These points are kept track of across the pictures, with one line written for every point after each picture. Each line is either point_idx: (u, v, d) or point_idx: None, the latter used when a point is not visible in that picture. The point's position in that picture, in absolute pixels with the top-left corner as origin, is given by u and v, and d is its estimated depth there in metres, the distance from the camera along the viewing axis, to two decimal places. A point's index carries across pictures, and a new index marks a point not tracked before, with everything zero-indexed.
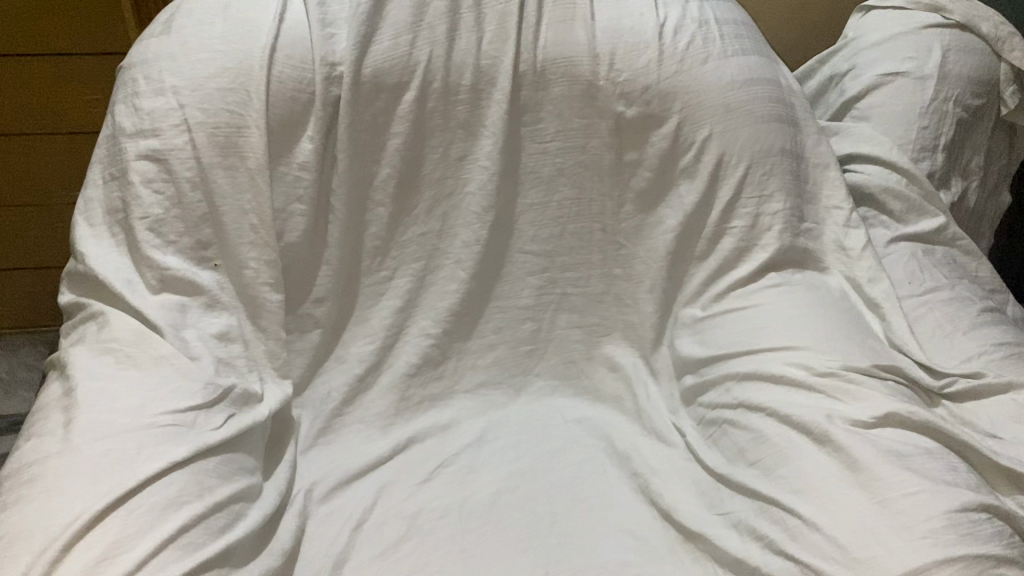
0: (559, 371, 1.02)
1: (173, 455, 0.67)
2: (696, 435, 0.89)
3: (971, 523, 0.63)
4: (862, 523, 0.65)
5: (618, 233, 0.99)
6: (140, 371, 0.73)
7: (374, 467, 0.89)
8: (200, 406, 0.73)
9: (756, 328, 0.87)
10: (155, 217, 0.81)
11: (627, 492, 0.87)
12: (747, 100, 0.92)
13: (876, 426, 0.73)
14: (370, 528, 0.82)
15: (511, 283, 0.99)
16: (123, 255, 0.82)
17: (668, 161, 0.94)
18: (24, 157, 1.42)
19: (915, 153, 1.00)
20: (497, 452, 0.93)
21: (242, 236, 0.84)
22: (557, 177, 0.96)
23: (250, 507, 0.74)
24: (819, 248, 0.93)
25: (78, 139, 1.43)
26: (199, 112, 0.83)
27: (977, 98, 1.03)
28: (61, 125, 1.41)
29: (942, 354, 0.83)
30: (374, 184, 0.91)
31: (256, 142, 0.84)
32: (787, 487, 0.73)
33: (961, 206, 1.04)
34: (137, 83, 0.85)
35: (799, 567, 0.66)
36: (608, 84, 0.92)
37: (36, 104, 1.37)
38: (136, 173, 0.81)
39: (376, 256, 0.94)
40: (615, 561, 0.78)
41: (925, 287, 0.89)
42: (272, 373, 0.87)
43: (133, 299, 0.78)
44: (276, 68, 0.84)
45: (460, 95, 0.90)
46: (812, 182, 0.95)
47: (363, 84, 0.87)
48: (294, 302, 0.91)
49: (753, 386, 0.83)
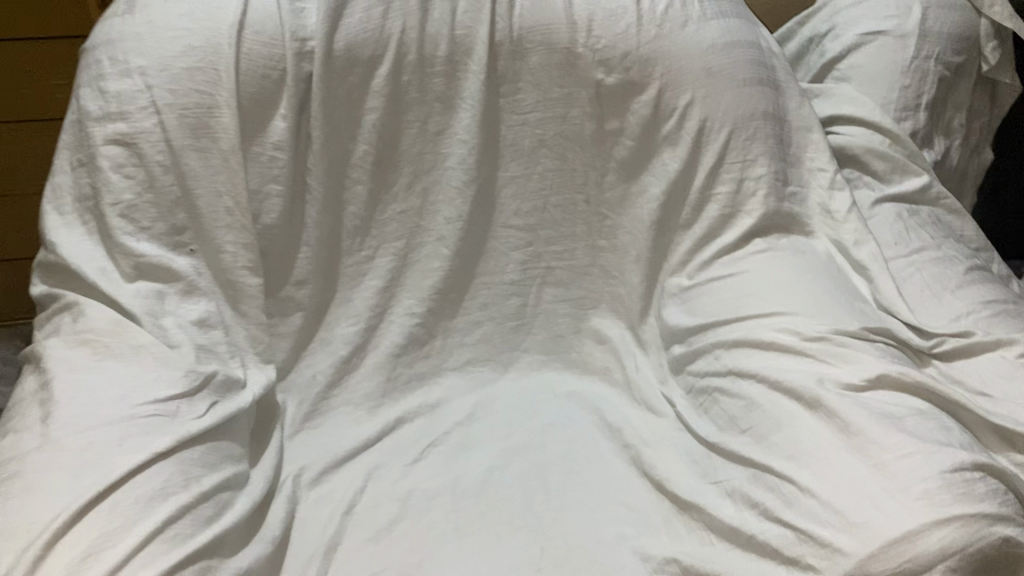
0: (546, 345, 1.01)
1: (157, 445, 0.66)
2: (686, 404, 0.88)
3: (966, 482, 0.63)
4: (857, 486, 0.65)
5: (601, 203, 0.98)
6: (118, 362, 0.72)
7: (362, 450, 0.87)
8: (182, 394, 0.72)
9: (744, 294, 0.86)
10: (127, 202, 0.79)
11: (620, 464, 0.86)
12: (729, 63, 0.91)
13: (868, 389, 0.73)
14: (361, 511, 0.81)
15: (495, 259, 0.98)
16: (96, 243, 0.79)
17: (650, 129, 0.93)
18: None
19: (897, 113, 0.99)
20: (487, 429, 0.92)
21: (218, 220, 0.83)
22: (538, 148, 0.95)
23: (238, 495, 0.73)
24: (804, 212, 0.92)
25: (42, 125, 1.39)
26: (169, 94, 0.80)
27: (959, 55, 1.02)
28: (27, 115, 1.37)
29: (932, 315, 0.82)
30: (351, 161, 0.89)
31: (227, 122, 0.82)
32: (781, 454, 0.72)
33: (944, 164, 1.04)
34: (102, 64, 0.82)
35: (795, 533, 0.65)
36: (587, 52, 0.91)
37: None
38: (106, 157, 0.79)
39: (356, 235, 0.92)
40: (611, 534, 0.78)
41: (911, 247, 0.89)
42: (255, 358, 0.86)
43: (108, 288, 0.76)
44: (246, 44, 0.82)
45: (437, 67, 0.89)
46: (796, 144, 0.94)
47: (336, 59, 0.85)
48: (274, 285, 0.89)
49: (742, 353, 0.83)
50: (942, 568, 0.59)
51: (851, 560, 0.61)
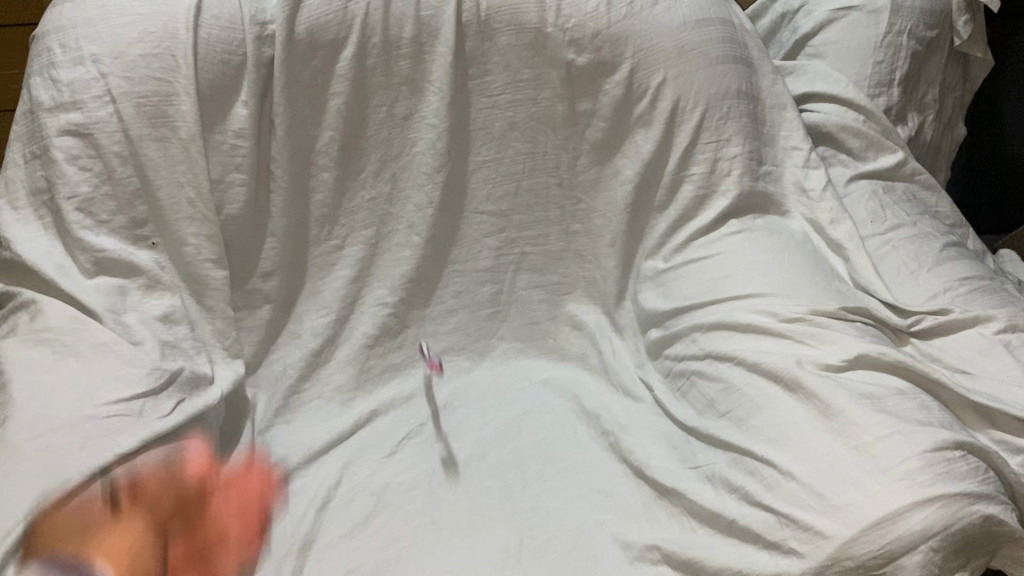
0: (522, 332, 0.99)
1: (120, 447, 0.63)
2: (664, 388, 0.87)
3: (947, 462, 0.62)
4: (838, 468, 0.64)
5: (574, 186, 0.96)
6: (78, 361, 0.69)
7: (336, 444, 0.86)
8: (147, 393, 0.69)
9: (721, 276, 0.85)
10: (84, 195, 0.76)
11: (599, 451, 0.85)
12: (701, 41, 0.89)
13: (846, 369, 0.72)
14: (337, 507, 0.79)
15: (468, 245, 0.96)
16: (52, 239, 0.77)
17: (622, 110, 0.91)
18: None
19: (871, 90, 0.98)
20: (463, 419, 0.90)
21: (180, 211, 0.80)
22: (509, 131, 0.93)
23: (208, 494, 0.71)
24: (779, 191, 0.91)
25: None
26: (124, 81, 0.77)
27: (931, 30, 1.01)
28: None
29: (908, 293, 0.82)
30: (318, 148, 0.87)
31: (187, 110, 0.78)
32: (761, 437, 0.71)
33: (917, 140, 1.04)
34: (54, 52, 0.78)
35: (776, 517, 0.64)
36: (555, 31, 0.89)
37: None
38: (60, 149, 0.75)
39: (325, 224, 0.90)
40: (591, 522, 0.77)
41: (887, 225, 0.88)
42: (222, 354, 0.83)
43: (67, 285, 0.73)
44: (203, 29, 0.79)
45: (401, 50, 0.86)
46: (769, 123, 0.93)
47: (298, 43, 0.82)
48: (241, 277, 0.87)
49: (720, 336, 0.82)
50: (924, 548, 0.59)
51: (835, 543, 0.60)
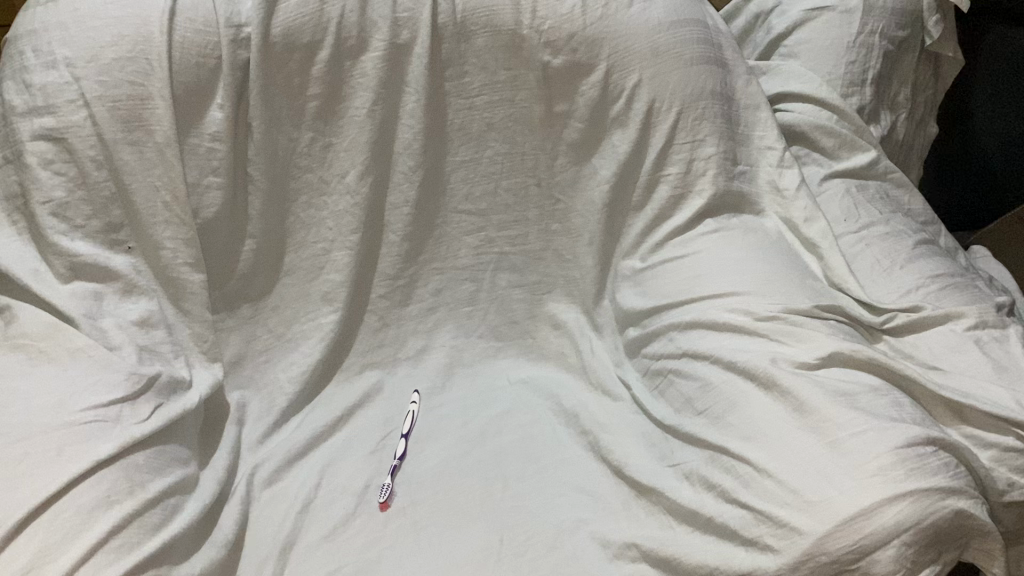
0: (501, 331, 0.99)
1: (99, 453, 0.63)
2: (642, 386, 0.87)
3: (919, 457, 0.63)
4: (812, 464, 0.65)
5: (553, 186, 0.96)
6: (54, 367, 0.69)
7: (316, 446, 0.86)
8: (125, 398, 0.69)
9: (697, 275, 0.86)
10: (58, 200, 0.75)
11: (578, 450, 0.86)
12: (676, 42, 0.89)
13: (821, 366, 0.73)
14: (318, 508, 0.79)
15: (447, 245, 0.96)
16: (27, 245, 0.76)
17: (599, 111, 0.91)
18: None
19: (844, 89, 0.99)
20: (443, 419, 0.91)
21: (156, 215, 0.79)
22: (487, 132, 0.93)
23: (188, 498, 0.71)
24: (754, 191, 0.92)
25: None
26: (98, 85, 0.76)
27: (903, 30, 1.02)
28: None
29: (881, 290, 0.83)
30: (298, 151, 0.87)
31: (162, 113, 0.78)
32: (737, 434, 0.72)
33: (890, 138, 1.05)
34: (26, 56, 0.77)
35: (752, 514, 0.65)
36: (531, 33, 0.88)
37: None
38: (34, 154, 0.75)
39: (305, 225, 0.90)
40: (570, 520, 0.78)
41: (860, 223, 0.89)
42: (201, 357, 0.83)
43: (43, 291, 0.73)
44: (178, 32, 0.78)
45: (374, 51, 0.85)
46: (744, 123, 0.93)
47: (274, 46, 0.82)
48: (219, 278, 0.87)
49: (697, 334, 0.82)
50: (897, 543, 0.60)
51: (809, 538, 0.61)
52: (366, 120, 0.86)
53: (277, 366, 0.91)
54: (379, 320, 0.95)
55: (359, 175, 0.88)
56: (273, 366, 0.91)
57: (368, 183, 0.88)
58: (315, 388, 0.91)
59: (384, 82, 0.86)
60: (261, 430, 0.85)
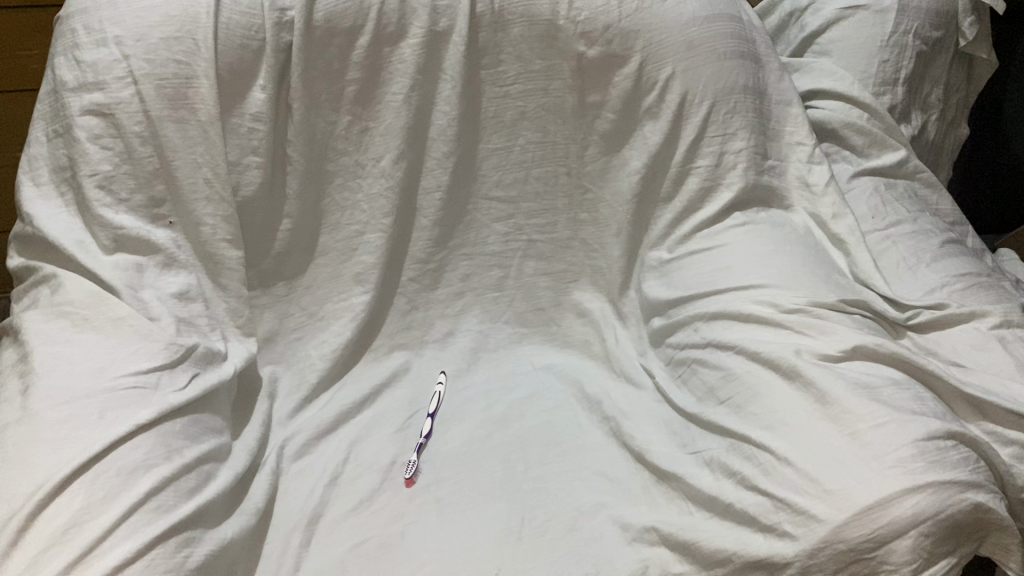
0: (526, 317, 1.01)
1: (138, 418, 0.65)
2: (665, 375, 0.89)
3: (939, 450, 0.64)
4: (833, 455, 0.66)
5: (583, 176, 0.98)
6: (97, 335, 0.71)
7: (343, 422, 0.88)
8: (163, 367, 0.71)
9: (723, 267, 0.87)
10: (104, 173, 0.77)
11: (599, 435, 0.88)
12: (710, 37, 0.90)
13: (844, 360, 0.74)
14: (345, 482, 0.81)
15: (476, 231, 0.98)
16: (74, 216, 0.79)
17: (631, 102, 0.92)
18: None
19: (875, 87, 1.00)
20: (469, 401, 0.93)
21: (197, 191, 0.82)
22: (520, 121, 0.95)
23: (221, 466, 0.73)
24: (783, 186, 0.93)
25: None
26: (145, 63, 0.79)
27: (937, 30, 1.02)
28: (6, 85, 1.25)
29: (906, 288, 0.83)
30: (335, 134, 0.89)
31: (206, 92, 0.80)
32: (759, 423, 0.73)
33: (921, 138, 1.06)
34: (77, 34, 0.80)
35: (772, 501, 0.66)
36: (567, 24, 0.90)
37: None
38: (83, 128, 0.77)
39: (340, 208, 0.92)
40: (590, 503, 0.79)
41: (888, 221, 0.90)
42: (235, 331, 0.86)
43: (86, 261, 0.75)
44: (224, 14, 0.81)
45: (412, 37, 0.87)
46: (775, 119, 0.94)
47: (315, 30, 0.84)
48: (256, 257, 0.89)
49: (721, 325, 0.83)
50: (914, 533, 0.61)
51: (827, 526, 0.62)
52: (402, 105, 0.88)
53: (308, 344, 0.93)
54: (408, 303, 0.97)
55: (394, 159, 0.89)
56: (304, 344, 0.93)
57: (402, 167, 0.90)
58: (344, 366, 0.93)
59: (421, 68, 0.88)
60: (291, 406, 0.87)
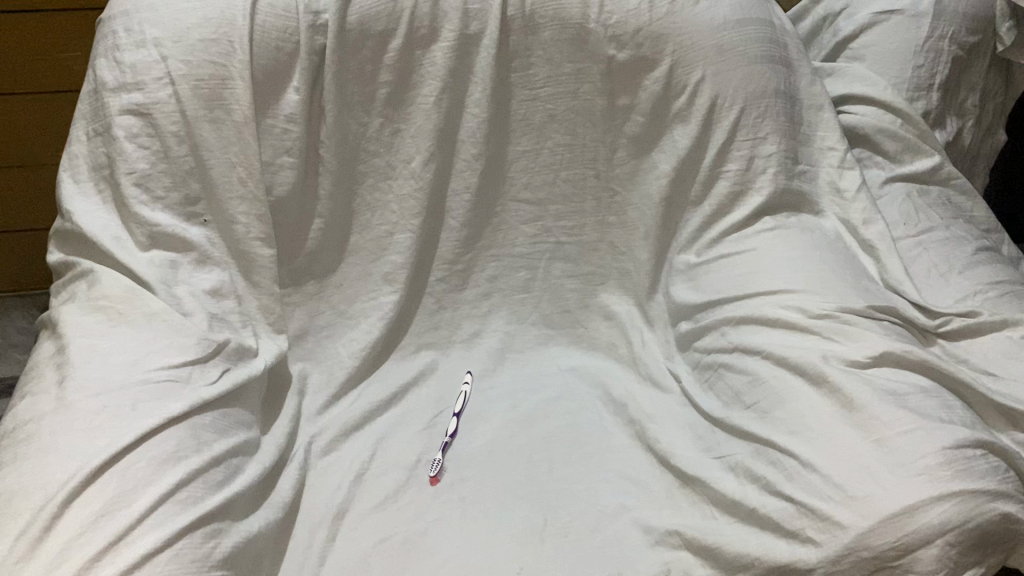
0: (553, 319, 1.01)
1: (169, 411, 0.67)
2: (691, 379, 0.88)
3: (967, 459, 0.64)
4: (859, 461, 0.65)
5: (612, 179, 0.98)
6: (132, 328, 0.73)
7: (370, 420, 0.89)
8: (195, 361, 0.73)
9: (752, 272, 0.86)
10: (141, 172, 0.79)
11: (624, 438, 0.88)
12: (740, 41, 0.90)
13: (872, 366, 0.73)
14: (371, 478, 0.82)
15: (505, 232, 0.99)
16: (111, 213, 0.81)
17: (661, 106, 0.92)
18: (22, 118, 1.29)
19: (910, 93, 0.99)
20: (494, 401, 0.93)
21: (230, 190, 0.83)
22: (550, 124, 0.95)
23: (249, 460, 0.74)
24: (813, 190, 0.92)
25: (43, 99, 1.28)
26: (182, 64, 0.80)
27: (973, 35, 1.01)
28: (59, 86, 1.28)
29: (937, 295, 0.82)
30: (366, 135, 0.90)
31: (241, 93, 0.82)
32: (784, 429, 0.72)
33: (956, 145, 1.04)
34: (118, 35, 0.82)
35: (796, 507, 0.66)
36: (598, 28, 0.90)
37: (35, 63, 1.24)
38: (121, 128, 0.80)
39: (372, 208, 0.93)
40: (613, 505, 0.79)
41: (920, 228, 0.89)
42: (267, 328, 0.88)
43: (123, 256, 0.77)
44: (259, 17, 0.82)
45: (443, 41, 0.88)
46: (807, 123, 0.94)
47: (349, 33, 0.85)
48: (287, 255, 0.91)
49: (748, 330, 0.83)
50: (939, 542, 0.60)
51: (850, 533, 0.61)
52: (433, 108, 0.89)
53: (338, 342, 0.94)
54: (436, 303, 0.98)
55: (424, 160, 0.90)
56: (333, 342, 0.94)
57: (432, 168, 0.91)
58: (372, 364, 0.94)
59: (452, 71, 0.89)
60: (320, 402, 0.89)
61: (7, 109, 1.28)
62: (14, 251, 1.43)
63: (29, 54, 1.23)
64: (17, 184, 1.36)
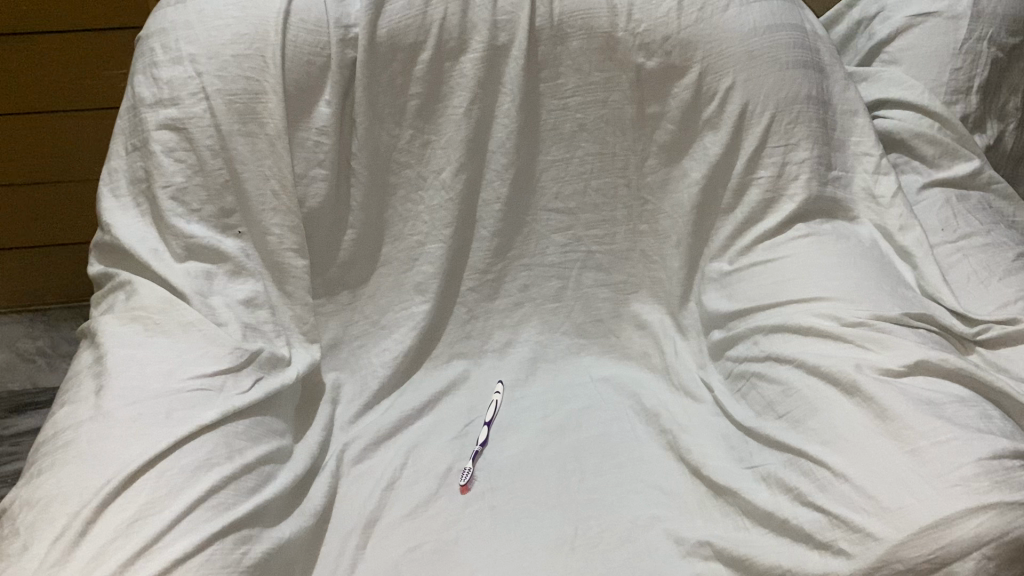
0: (585, 328, 1.01)
1: (202, 419, 0.68)
2: (724, 389, 0.87)
3: (1006, 470, 0.62)
4: (892, 471, 0.64)
5: (642, 187, 0.97)
6: (167, 338, 0.74)
7: (402, 429, 0.90)
8: (228, 370, 0.74)
9: (784, 279, 0.85)
10: (177, 185, 0.81)
11: (656, 447, 0.87)
12: (771, 47, 0.89)
13: (907, 375, 0.71)
14: (402, 487, 0.83)
15: (535, 241, 0.99)
16: (149, 225, 0.83)
17: (691, 113, 0.92)
18: (52, 134, 1.33)
19: (947, 96, 0.97)
20: (526, 411, 0.93)
21: (265, 203, 0.85)
22: (579, 132, 0.95)
23: (281, 468, 0.75)
24: (848, 197, 0.91)
25: (94, 115, 1.32)
26: (217, 80, 0.82)
27: (1014, 37, 0.99)
28: (81, 103, 1.31)
29: (977, 302, 0.81)
30: (398, 147, 0.91)
31: (274, 107, 0.83)
32: (816, 438, 0.71)
33: (997, 148, 1.02)
34: (155, 52, 0.84)
35: (828, 518, 0.64)
36: (626, 36, 0.90)
37: (56, 83, 1.28)
38: (158, 142, 0.82)
39: (404, 219, 0.94)
40: (645, 515, 0.79)
41: (958, 233, 0.87)
42: (300, 338, 0.89)
43: (159, 268, 0.79)
44: (292, 32, 0.84)
45: (473, 52, 0.89)
46: (840, 129, 0.92)
47: (379, 46, 0.86)
48: (320, 266, 0.92)
49: (781, 338, 0.82)
50: (977, 555, 0.58)
51: (884, 545, 0.60)
52: (463, 119, 0.90)
53: (371, 352, 0.95)
54: (467, 312, 0.98)
55: (454, 171, 0.91)
56: (367, 351, 0.95)
57: (462, 179, 0.92)
58: (404, 374, 0.95)
59: (481, 82, 0.90)
60: (353, 411, 0.89)
61: (48, 126, 1.32)
62: (68, 264, 1.48)
63: (57, 71, 1.27)
64: (57, 199, 1.40)
